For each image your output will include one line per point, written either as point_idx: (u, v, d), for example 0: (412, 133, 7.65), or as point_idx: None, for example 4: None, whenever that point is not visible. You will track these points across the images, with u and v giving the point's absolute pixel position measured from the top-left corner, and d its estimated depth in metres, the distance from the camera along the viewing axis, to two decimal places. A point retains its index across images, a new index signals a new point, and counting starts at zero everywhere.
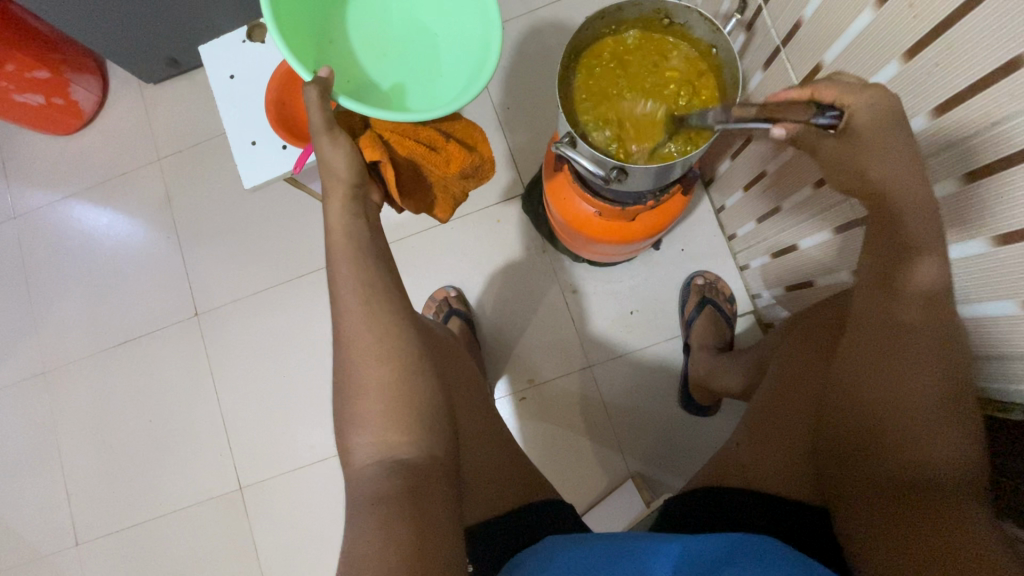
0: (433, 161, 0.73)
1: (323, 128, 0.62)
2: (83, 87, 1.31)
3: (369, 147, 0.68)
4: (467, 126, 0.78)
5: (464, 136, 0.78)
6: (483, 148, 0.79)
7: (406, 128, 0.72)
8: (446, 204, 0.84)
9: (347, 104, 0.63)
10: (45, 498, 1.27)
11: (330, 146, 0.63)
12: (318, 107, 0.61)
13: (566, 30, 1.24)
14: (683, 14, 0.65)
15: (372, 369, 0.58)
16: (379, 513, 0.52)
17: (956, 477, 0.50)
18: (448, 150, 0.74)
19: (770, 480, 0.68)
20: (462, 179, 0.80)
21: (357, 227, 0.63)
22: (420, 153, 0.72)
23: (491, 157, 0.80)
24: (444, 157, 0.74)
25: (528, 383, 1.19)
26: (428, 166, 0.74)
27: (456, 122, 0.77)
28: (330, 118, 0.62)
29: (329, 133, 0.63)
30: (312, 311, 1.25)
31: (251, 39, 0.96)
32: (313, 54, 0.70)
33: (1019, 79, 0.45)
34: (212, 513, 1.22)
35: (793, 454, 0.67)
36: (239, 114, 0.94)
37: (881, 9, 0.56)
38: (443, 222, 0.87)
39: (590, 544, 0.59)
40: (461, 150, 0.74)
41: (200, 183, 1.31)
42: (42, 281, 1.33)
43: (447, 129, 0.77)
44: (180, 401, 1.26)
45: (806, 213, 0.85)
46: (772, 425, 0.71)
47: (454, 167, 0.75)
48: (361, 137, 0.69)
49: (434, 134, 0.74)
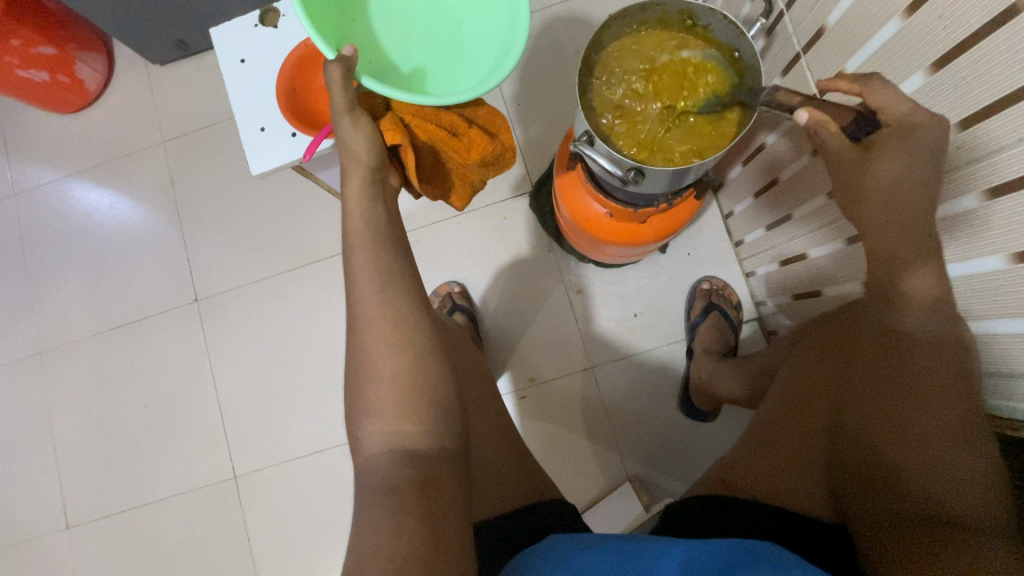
0: (454, 148, 0.72)
1: (344, 109, 0.62)
2: (88, 65, 1.29)
3: (391, 130, 0.67)
4: (490, 113, 0.77)
5: (486, 123, 0.77)
6: (505, 135, 0.77)
7: (427, 112, 0.71)
8: (463, 192, 0.84)
9: (369, 84, 0.62)
10: (37, 480, 1.25)
11: (351, 129, 0.63)
12: (341, 88, 0.61)
13: (580, 28, 1.23)
14: (706, 15, 0.64)
15: (385, 357, 0.58)
16: (390, 503, 0.51)
17: (975, 499, 0.51)
18: (469, 137, 0.73)
19: (781, 490, 0.68)
20: (481, 168, 0.79)
21: (373, 212, 0.62)
22: (440, 138, 0.71)
23: (513, 146, 0.78)
24: (465, 143, 0.73)
25: (529, 381, 1.18)
26: (448, 152, 0.73)
27: (478, 108, 0.76)
28: (351, 99, 0.62)
29: (350, 115, 0.63)
30: (314, 301, 1.24)
31: (263, 23, 0.95)
32: (336, 33, 0.68)
33: None
34: (207, 500, 1.21)
35: (805, 467, 0.67)
36: (248, 98, 0.93)
37: (910, 20, 0.55)
38: (459, 210, 0.86)
39: (598, 542, 0.58)
40: (483, 137, 0.73)
41: (204, 167, 1.29)
42: (40, 260, 1.31)
43: (470, 115, 0.76)
44: (177, 386, 1.25)
45: (816, 223, 0.84)
46: (778, 438, 0.71)
47: (475, 155, 0.74)
48: (383, 120, 0.68)
49: (456, 120, 0.73)
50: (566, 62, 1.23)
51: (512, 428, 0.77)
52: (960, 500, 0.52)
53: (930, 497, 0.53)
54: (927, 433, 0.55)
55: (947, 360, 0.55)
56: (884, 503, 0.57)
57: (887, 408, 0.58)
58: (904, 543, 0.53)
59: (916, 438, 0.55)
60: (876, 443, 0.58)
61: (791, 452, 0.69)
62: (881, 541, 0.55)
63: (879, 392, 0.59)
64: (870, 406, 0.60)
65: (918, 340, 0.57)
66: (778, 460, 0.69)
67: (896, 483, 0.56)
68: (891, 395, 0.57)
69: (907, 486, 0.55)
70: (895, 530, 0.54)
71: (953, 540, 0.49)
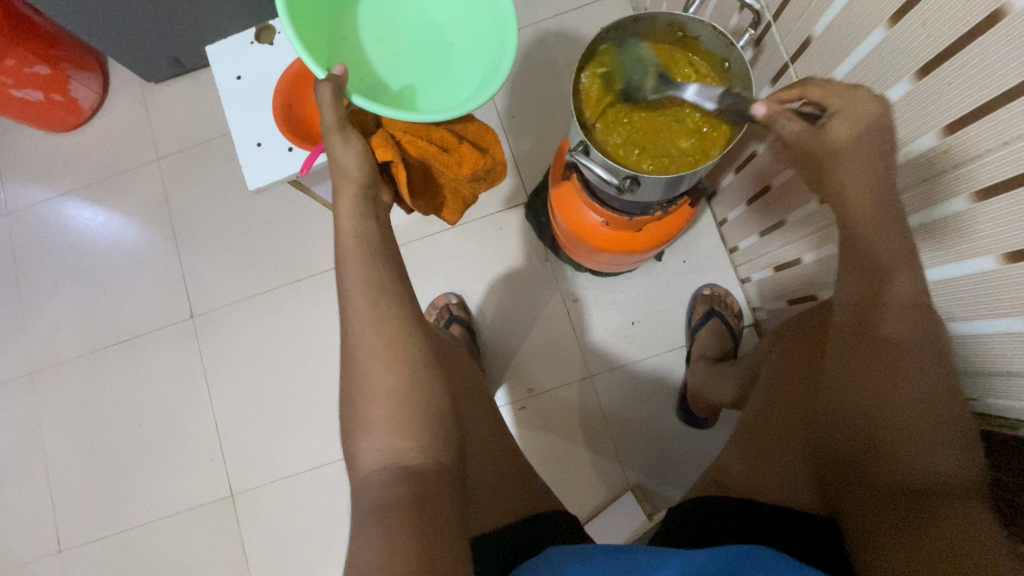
0: (445, 163, 0.72)
1: (335, 127, 0.62)
2: (84, 84, 1.30)
3: (381, 147, 0.67)
4: (479, 128, 0.77)
5: (476, 138, 0.77)
6: (495, 150, 0.78)
7: (418, 129, 0.70)
8: (457, 207, 0.83)
9: (361, 103, 0.62)
10: (28, 502, 1.23)
11: (341, 146, 0.63)
12: (331, 107, 0.61)
13: (571, 41, 1.25)
14: (695, 27, 0.66)
15: (380, 372, 0.58)
16: (385, 519, 0.51)
17: (952, 478, 0.52)
18: (461, 153, 0.73)
19: (773, 490, 0.68)
20: (472, 182, 0.79)
21: (366, 228, 0.63)
22: (431, 154, 0.71)
23: (503, 160, 0.78)
24: (456, 158, 0.73)
25: (527, 392, 1.18)
26: (440, 167, 0.73)
27: (468, 123, 0.76)
28: (342, 117, 0.62)
29: (341, 133, 0.63)
30: (310, 314, 1.24)
31: (258, 41, 0.96)
32: (326, 52, 0.69)
33: (1020, 106, 0.47)
34: (202, 520, 1.19)
35: (795, 464, 0.67)
36: (244, 115, 0.93)
37: (894, 29, 0.57)
38: (450, 224, 0.86)
39: (594, 552, 0.58)
40: (474, 152, 0.73)
41: (199, 184, 1.30)
42: (32, 279, 1.30)
43: (460, 130, 0.76)
44: (172, 404, 1.24)
45: (808, 229, 0.87)
46: (768, 437, 0.71)
47: (466, 169, 0.74)
48: (373, 138, 0.68)
49: (446, 135, 0.73)
50: (558, 75, 1.25)
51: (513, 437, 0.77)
52: (938, 480, 0.52)
53: (907, 481, 0.53)
54: (895, 418, 0.55)
55: (916, 354, 0.55)
56: (868, 490, 0.56)
57: (857, 395, 0.58)
58: (893, 530, 0.52)
59: (887, 426, 0.55)
60: (855, 431, 0.58)
61: (783, 456, 0.69)
62: (870, 528, 0.55)
63: (851, 378, 0.59)
64: (846, 394, 0.60)
65: (894, 341, 0.56)
66: (771, 463, 0.69)
67: (877, 470, 0.56)
68: (864, 381, 0.58)
69: (886, 472, 0.55)
70: (880, 518, 0.54)
71: (937, 522, 0.49)
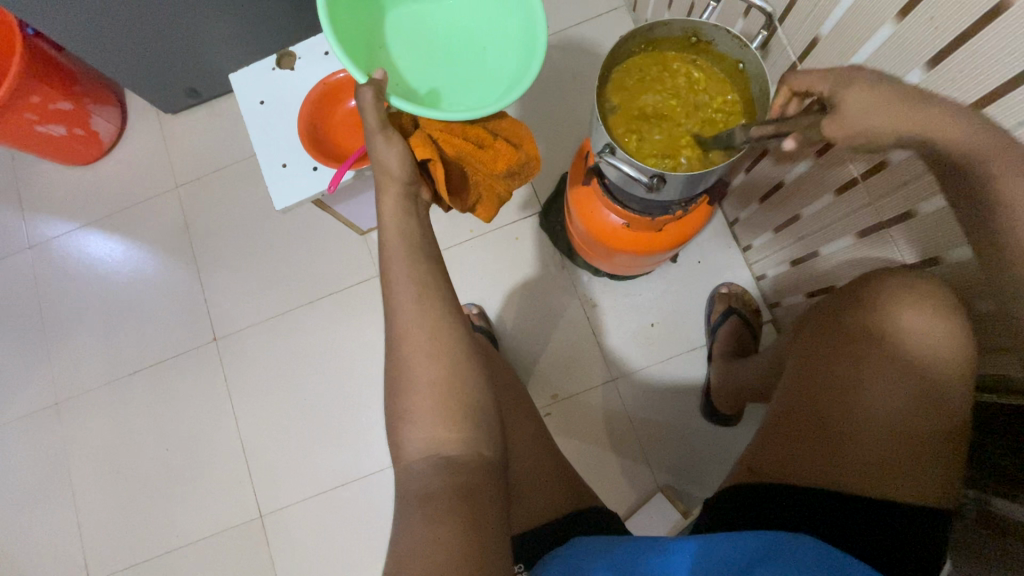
0: (481, 159, 0.75)
1: (377, 128, 0.64)
2: (103, 118, 1.33)
3: (420, 146, 0.69)
4: (512, 125, 0.80)
5: (509, 134, 0.79)
6: (528, 146, 0.80)
7: (454, 127, 0.73)
8: (490, 204, 0.85)
9: (398, 104, 0.66)
10: (56, 534, 1.23)
11: (384, 146, 0.65)
12: (373, 109, 0.64)
13: (576, 55, 1.29)
14: (710, 32, 0.69)
15: (425, 374, 0.59)
16: (439, 509, 0.52)
17: None
18: (495, 149, 0.76)
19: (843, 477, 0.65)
20: (507, 178, 0.81)
21: (408, 225, 0.65)
22: (467, 151, 0.73)
23: (537, 154, 0.80)
24: (491, 155, 0.76)
25: (551, 398, 1.19)
26: (476, 163, 0.76)
27: (501, 120, 0.79)
28: (383, 118, 0.65)
29: (383, 133, 0.65)
30: (333, 331, 1.25)
31: (280, 66, 0.99)
32: (364, 59, 0.73)
33: None
34: (232, 542, 1.19)
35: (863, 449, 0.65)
36: (269, 138, 0.96)
37: (902, 23, 0.59)
38: (486, 223, 0.88)
39: (643, 540, 0.59)
40: (508, 147, 0.76)
41: (217, 209, 1.32)
42: (55, 310, 1.32)
43: (494, 127, 0.79)
44: (198, 428, 1.24)
45: (823, 221, 0.88)
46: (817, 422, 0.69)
47: (501, 166, 0.77)
48: (412, 138, 0.70)
49: (482, 133, 0.76)
50: (565, 88, 1.29)
51: (550, 437, 0.78)
52: None
53: None
54: None
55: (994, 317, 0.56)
56: None
57: None
58: None
59: None
60: None
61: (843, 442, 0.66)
62: None
63: None
64: None
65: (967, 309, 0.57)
66: (842, 470, 0.65)
67: None
68: None
69: None
70: None
71: None
